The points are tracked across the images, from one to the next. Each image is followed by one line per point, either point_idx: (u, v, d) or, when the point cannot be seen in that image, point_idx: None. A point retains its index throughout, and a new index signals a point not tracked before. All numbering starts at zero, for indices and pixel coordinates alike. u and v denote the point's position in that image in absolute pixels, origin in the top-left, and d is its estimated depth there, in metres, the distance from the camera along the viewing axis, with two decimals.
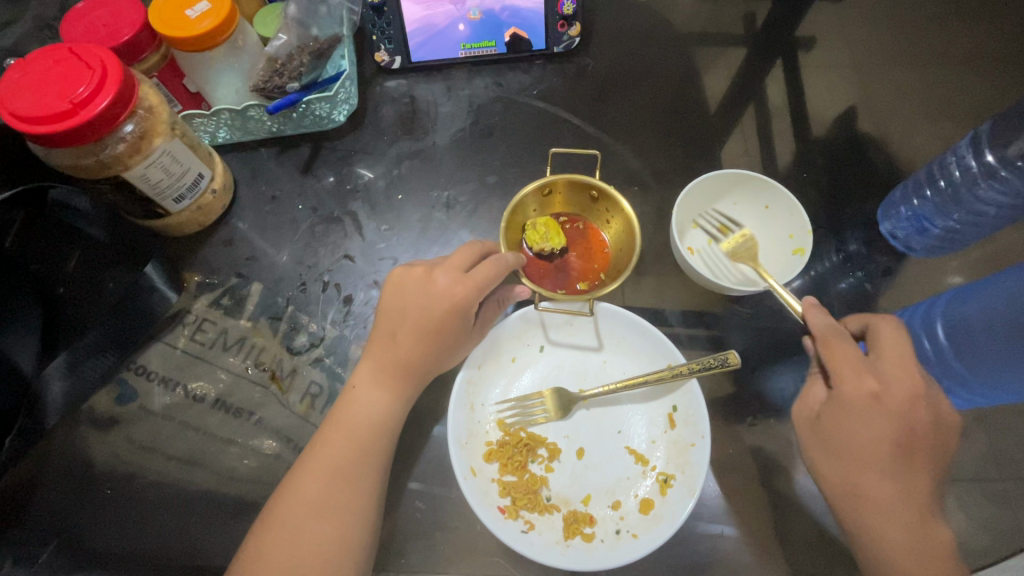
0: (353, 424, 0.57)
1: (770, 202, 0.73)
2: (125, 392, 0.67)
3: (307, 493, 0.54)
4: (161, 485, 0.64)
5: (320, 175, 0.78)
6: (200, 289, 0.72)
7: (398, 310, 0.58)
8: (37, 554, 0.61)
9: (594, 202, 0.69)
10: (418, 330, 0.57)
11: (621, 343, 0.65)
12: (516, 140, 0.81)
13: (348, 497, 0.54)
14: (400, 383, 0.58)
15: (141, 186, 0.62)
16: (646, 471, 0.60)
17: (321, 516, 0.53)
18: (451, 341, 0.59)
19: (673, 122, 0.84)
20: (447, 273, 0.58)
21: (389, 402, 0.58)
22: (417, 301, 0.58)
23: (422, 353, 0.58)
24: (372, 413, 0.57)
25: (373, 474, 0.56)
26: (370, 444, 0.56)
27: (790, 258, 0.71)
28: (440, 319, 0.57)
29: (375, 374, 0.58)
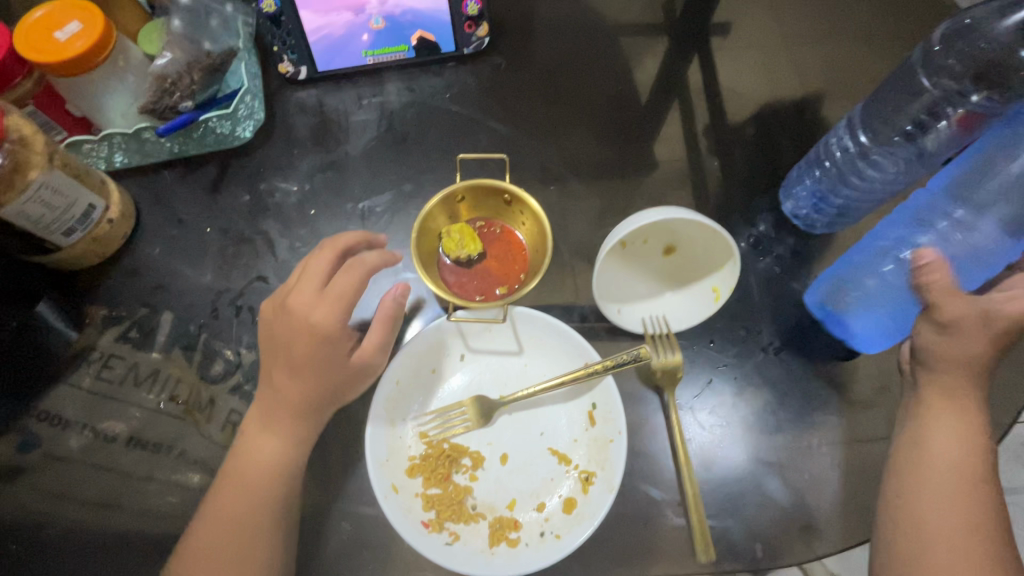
0: (249, 474, 0.56)
1: (712, 229, 0.64)
2: (27, 439, 0.64)
3: (211, 539, 0.55)
4: (76, 532, 0.62)
5: (229, 195, 0.75)
6: (106, 324, 0.69)
7: (270, 345, 0.58)
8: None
9: (508, 205, 0.69)
10: (288, 364, 0.57)
11: (540, 345, 0.65)
12: (431, 146, 0.80)
13: (251, 544, 0.55)
14: (293, 423, 0.57)
15: (21, 222, 0.59)
16: (569, 470, 0.61)
17: (220, 564, 0.54)
18: (332, 366, 0.57)
19: (589, 117, 0.84)
20: (302, 295, 0.57)
21: (284, 446, 0.57)
22: (283, 332, 0.57)
23: (300, 390, 0.57)
24: (264, 462, 0.57)
25: (274, 519, 0.56)
26: (271, 487, 0.56)
27: (705, 291, 0.69)
28: (305, 349, 0.56)
29: (265, 417, 0.58)
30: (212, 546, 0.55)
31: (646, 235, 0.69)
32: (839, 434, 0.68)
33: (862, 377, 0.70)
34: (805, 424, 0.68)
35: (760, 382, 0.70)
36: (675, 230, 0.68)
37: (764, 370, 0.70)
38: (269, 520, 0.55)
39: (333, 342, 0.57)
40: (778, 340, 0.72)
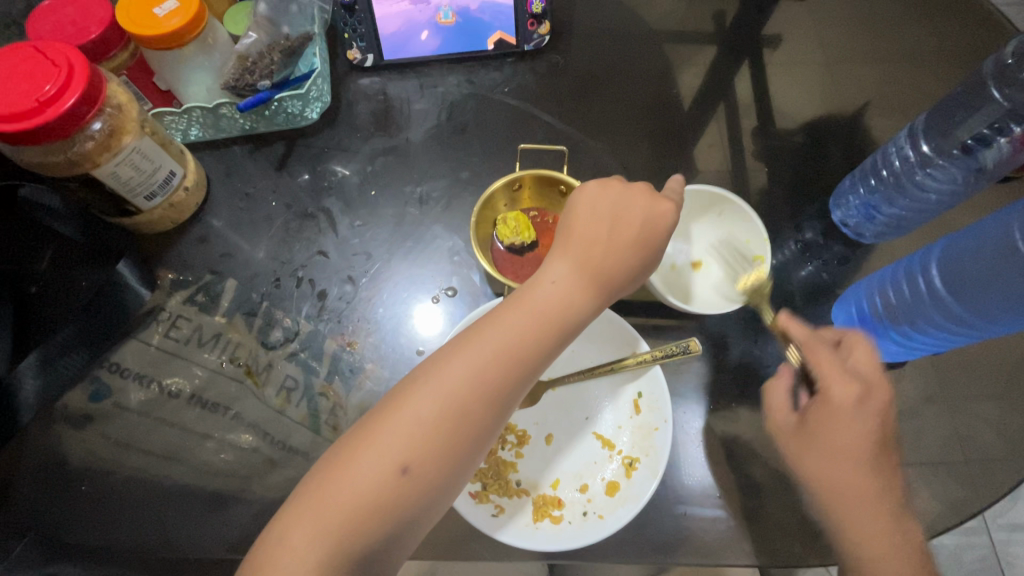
0: (486, 362, 0.50)
1: (722, 210, 0.74)
2: (99, 389, 0.67)
3: (429, 401, 0.49)
4: (136, 482, 0.65)
5: (294, 173, 0.79)
6: (174, 286, 0.73)
7: (607, 219, 0.57)
8: (13, 546, 0.61)
9: (564, 197, 0.71)
10: (624, 239, 0.56)
11: (589, 333, 0.66)
12: (488, 138, 0.83)
13: (463, 423, 0.49)
14: (591, 292, 0.55)
15: (111, 182, 0.63)
16: (613, 455, 0.62)
17: (446, 421, 0.49)
18: (658, 260, 0.58)
19: (642, 119, 0.86)
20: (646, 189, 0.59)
21: (569, 314, 0.54)
22: (641, 215, 0.57)
23: (628, 269, 0.56)
24: (513, 351, 0.51)
25: (497, 403, 0.50)
26: (533, 352, 0.52)
27: (749, 262, 0.72)
28: (651, 231, 0.57)
29: (582, 280, 0.55)
30: (450, 396, 0.49)
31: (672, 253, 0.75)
32: None
33: (905, 388, 0.70)
34: None
35: None
36: (690, 244, 0.76)
37: None
38: (516, 381, 0.51)
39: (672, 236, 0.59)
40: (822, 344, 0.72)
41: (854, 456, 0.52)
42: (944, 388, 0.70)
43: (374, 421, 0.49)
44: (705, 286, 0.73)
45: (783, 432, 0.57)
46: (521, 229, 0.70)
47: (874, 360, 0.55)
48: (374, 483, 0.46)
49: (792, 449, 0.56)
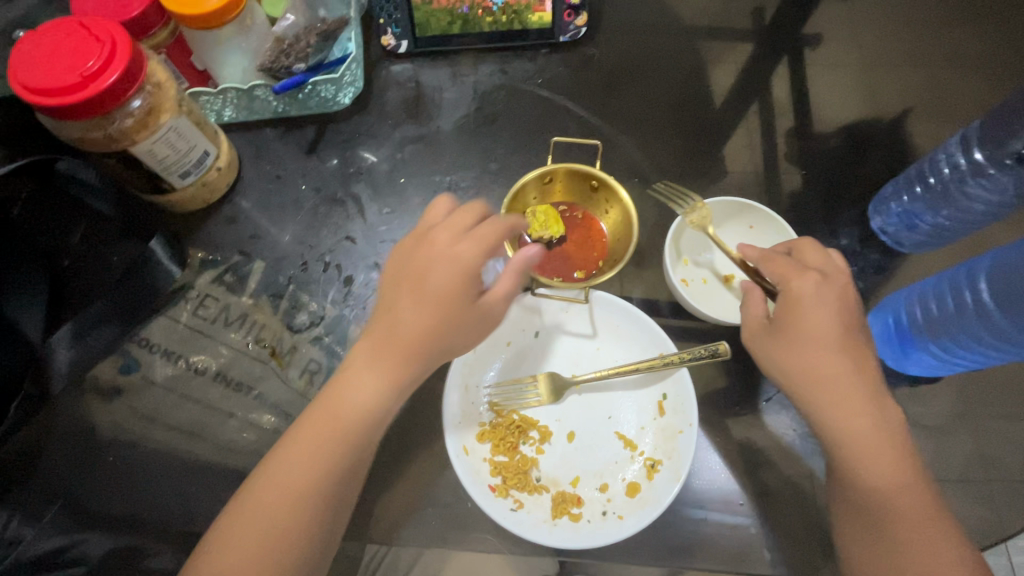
0: (349, 409, 0.55)
1: (755, 225, 0.70)
2: (129, 362, 0.69)
3: (305, 448, 0.54)
4: (160, 456, 0.66)
5: (324, 157, 0.79)
6: (203, 266, 0.74)
7: (400, 270, 0.56)
8: (43, 511, 0.62)
9: (594, 193, 0.71)
10: (438, 291, 0.54)
11: (615, 331, 0.66)
12: (519, 130, 0.82)
13: (340, 460, 0.54)
14: (403, 363, 0.55)
15: (147, 160, 0.63)
16: (634, 456, 0.61)
17: (297, 494, 0.53)
18: (471, 321, 0.56)
19: (676, 116, 0.84)
20: (446, 235, 0.56)
21: (383, 393, 0.55)
22: (417, 264, 0.56)
23: (430, 327, 0.55)
24: (362, 397, 0.55)
25: (361, 438, 0.55)
26: (360, 429, 0.55)
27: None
28: (442, 292, 0.54)
29: (374, 353, 0.56)
30: (293, 475, 0.53)
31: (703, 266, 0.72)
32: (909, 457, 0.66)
33: (939, 404, 0.68)
34: None
35: None
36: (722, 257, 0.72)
37: None
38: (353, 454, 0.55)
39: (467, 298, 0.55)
40: None
41: (825, 342, 0.55)
42: (980, 406, 0.68)
43: (238, 502, 0.53)
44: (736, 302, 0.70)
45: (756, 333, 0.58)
46: (547, 226, 0.69)
47: (823, 256, 0.59)
48: (277, 525, 0.52)
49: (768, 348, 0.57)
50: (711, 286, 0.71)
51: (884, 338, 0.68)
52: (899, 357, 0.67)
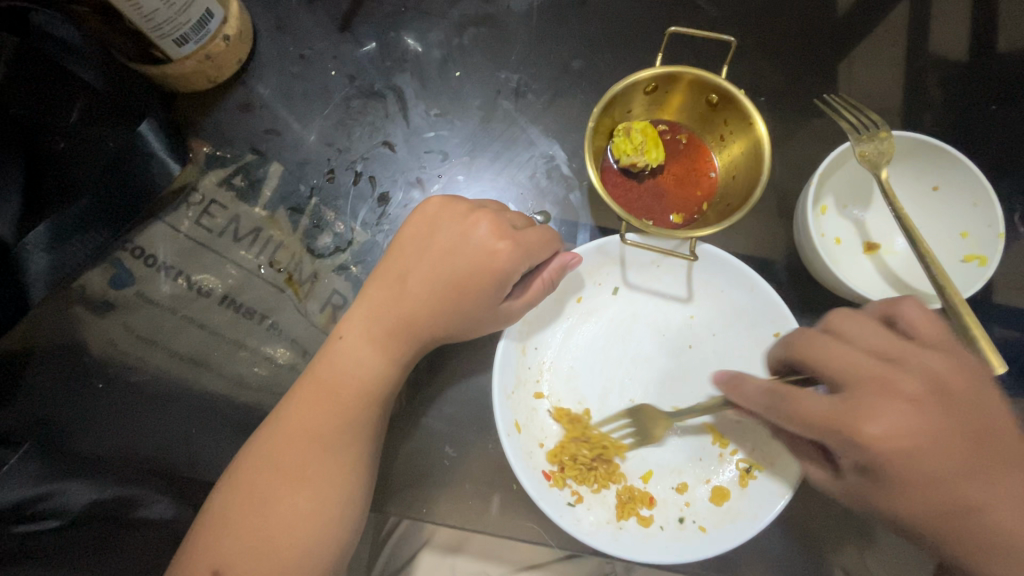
0: (349, 379, 0.46)
1: (943, 182, 0.49)
2: (122, 274, 0.58)
3: (309, 421, 0.45)
4: (161, 385, 0.57)
5: (360, 35, 0.62)
6: (209, 163, 0.60)
7: (416, 249, 0.47)
8: (7, 458, 0.48)
9: (710, 108, 0.53)
10: (436, 279, 0.46)
11: (717, 298, 0.51)
12: (615, 18, 0.62)
13: (343, 439, 0.45)
14: (400, 339, 0.46)
15: (131, 14, 0.47)
16: (724, 455, 0.49)
17: (290, 483, 0.44)
18: (492, 307, 0.46)
19: (827, 14, 0.63)
20: (490, 223, 0.45)
21: (377, 365, 0.46)
22: (444, 244, 0.46)
23: (429, 309, 0.46)
24: (360, 368, 0.46)
25: (362, 414, 0.46)
26: (360, 406, 0.46)
27: (957, 265, 0.48)
28: (468, 279, 0.45)
29: (370, 320, 0.47)
30: (283, 457, 0.44)
31: (850, 228, 0.55)
32: None
33: None
34: None
35: None
36: (878, 222, 0.55)
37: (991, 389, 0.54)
38: (354, 441, 0.46)
39: (500, 291, 0.45)
40: (1015, 354, 0.55)
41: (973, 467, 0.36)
42: None
43: (221, 488, 0.44)
44: (885, 283, 0.53)
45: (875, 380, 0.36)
46: (640, 149, 0.53)
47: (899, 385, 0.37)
48: (287, 508, 0.43)
49: (892, 403, 0.35)
50: (852, 255, 0.54)
51: None
52: None
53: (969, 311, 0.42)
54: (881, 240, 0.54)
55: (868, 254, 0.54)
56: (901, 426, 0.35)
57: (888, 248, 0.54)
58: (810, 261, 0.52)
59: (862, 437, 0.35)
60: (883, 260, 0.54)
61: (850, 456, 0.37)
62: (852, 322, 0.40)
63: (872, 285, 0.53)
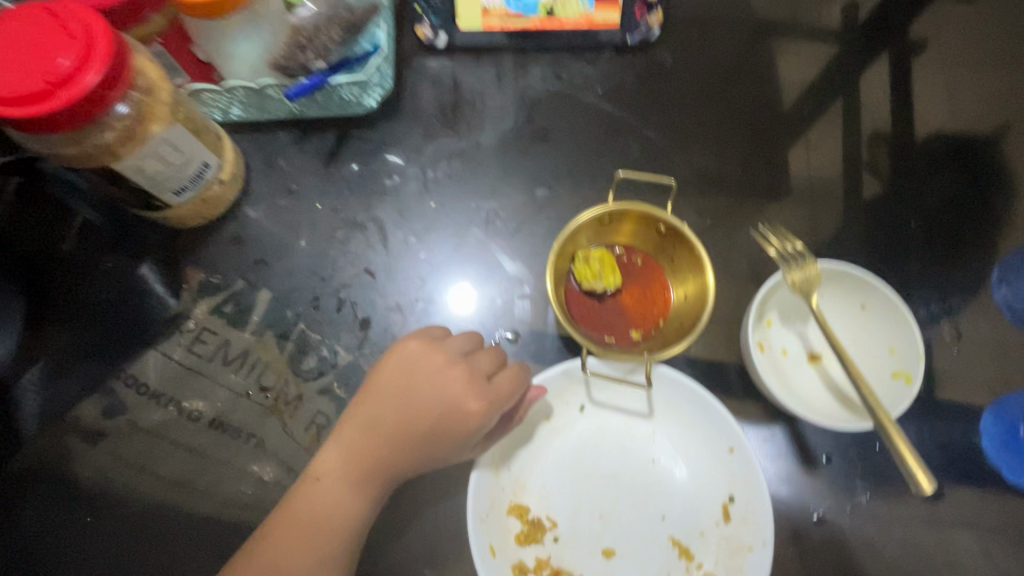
0: (328, 514, 0.48)
1: (868, 303, 0.55)
2: (114, 404, 0.60)
3: (287, 562, 0.47)
4: (149, 511, 0.58)
5: (344, 170, 0.68)
6: (202, 291, 0.64)
7: (395, 391, 0.50)
8: None
9: (660, 237, 0.59)
10: (413, 428, 0.49)
11: (676, 414, 0.55)
12: (574, 148, 0.69)
13: (323, 573, 0.47)
14: (376, 471, 0.49)
15: (136, 178, 0.53)
16: (690, 568, 0.52)
17: None
18: (460, 453, 0.50)
19: (763, 138, 0.70)
20: (466, 374, 0.50)
21: (356, 496, 0.49)
22: (422, 393, 0.50)
23: (405, 452, 0.49)
24: (337, 508, 0.48)
25: (339, 550, 0.48)
26: (338, 540, 0.48)
27: (887, 380, 0.54)
28: (441, 428, 0.49)
29: (349, 453, 0.49)
30: None
31: (791, 339, 0.60)
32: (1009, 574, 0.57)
33: None
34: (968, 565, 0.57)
35: (926, 501, 0.58)
36: (815, 333, 0.60)
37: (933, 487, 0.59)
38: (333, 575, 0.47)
39: (469, 442, 0.49)
40: (952, 452, 0.60)
41: None
42: None
43: None
44: (825, 391, 0.58)
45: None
46: (600, 274, 0.58)
47: None
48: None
49: None
50: (795, 366, 0.59)
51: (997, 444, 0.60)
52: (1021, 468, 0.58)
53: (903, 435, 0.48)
54: (820, 350, 0.59)
55: (809, 364, 0.59)
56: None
57: (826, 358, 0.59)
58: (756, 377, 0.57)
59: None
60: (824, 369, 0.59)
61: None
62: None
63: (814, 394, 0.58)
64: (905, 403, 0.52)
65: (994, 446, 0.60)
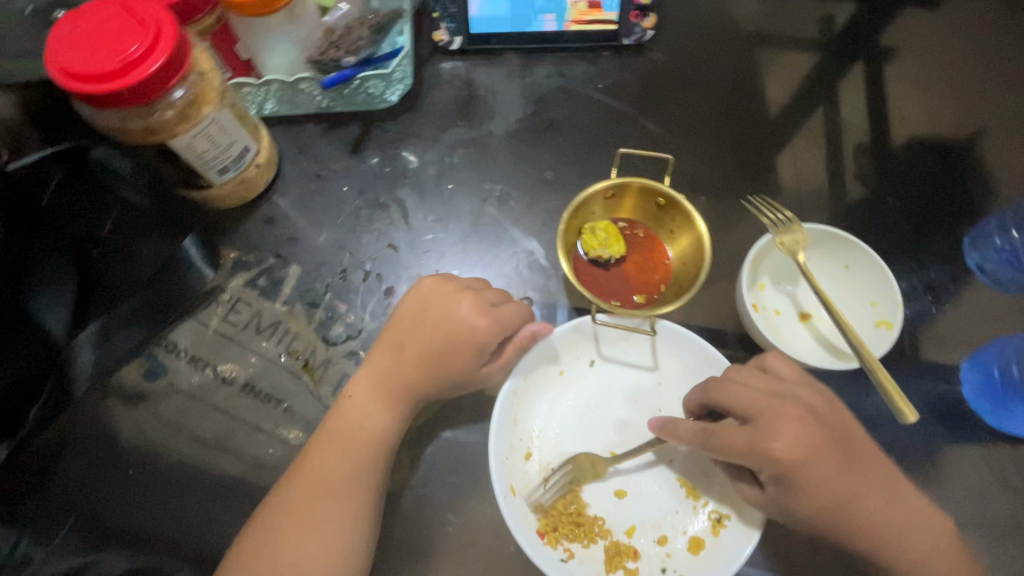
0: (358, 429, 0.53)
1: (851, 262, 0.61)
2: (155, 367, 0.65)
3: (324, 476, 0.51)
4: (185, 469, 0.62)
5: (368, 157, 0.74)
6: (235, 268, 0.69)
7: (411, 321, 0.55)
8: (53, 534, 0.57)
9: (660, 209, 0.65)
10: (429, 351, 0.54)
11: (679, 366, 0.60)
12: (577, 137, 0.76)
13: (354, 483, 0.51)
14: (402, 394, 0.54)
15: (186, 154, 0.59)
16: (697, 507, 0.56)
17: (308, 525, 0.50)
18: (469, 372, 0.54)
19: (749, 127, 0.77)
20: (473, 302, 0.55)
21: (382, 419, 0.54)
22: (435, 319, 0.55)
23: (423, 374, 0.54)
24: (369, 424, 0.53)
25: (372, 464, 0.52)
26: (368, 454, 0.52)
27: (871, 329, 0.59)
28: (453, 350, 0.54)
29: (376, 382, 0.54)
30: (302, 505, 0.50)
31: (783, 300, 0.65)
32: (995, 511, 0.61)
33: None
34: (960, 508, 0.61)
35: (916, 450, 0.62)
36: (805, 296, 0.65)
37: (921, 436, 0.63)
38: (364, 488, 0.52)
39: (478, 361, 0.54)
40: (939, 405, 0.64)
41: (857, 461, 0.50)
42: None
43: (244, 538, 0.50)
44: (817, 347, 0.62)
45: (771, 410, 0.48)
46: (606, 242, 0.64)
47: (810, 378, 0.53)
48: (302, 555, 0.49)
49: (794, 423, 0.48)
50: (789, 325, 0.64)
51: (975, 392, 0.64)
52: (1001, 412, 0.62)
53: (884, 369, 0.52)
54: (810, 310, 0.64)
55: (800, 323, 0.64)
56: (799, 439, 0.47)
57: (816, 317, 0.64)
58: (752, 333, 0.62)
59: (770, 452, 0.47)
60: (815, 327, 0.64)
61: (767, 470, 0.48)
62: (743, 371, 0.53)
63: (807, 349, 0.62)
64: (887, 349, 0.57)
65: (975, 395, 0.64)
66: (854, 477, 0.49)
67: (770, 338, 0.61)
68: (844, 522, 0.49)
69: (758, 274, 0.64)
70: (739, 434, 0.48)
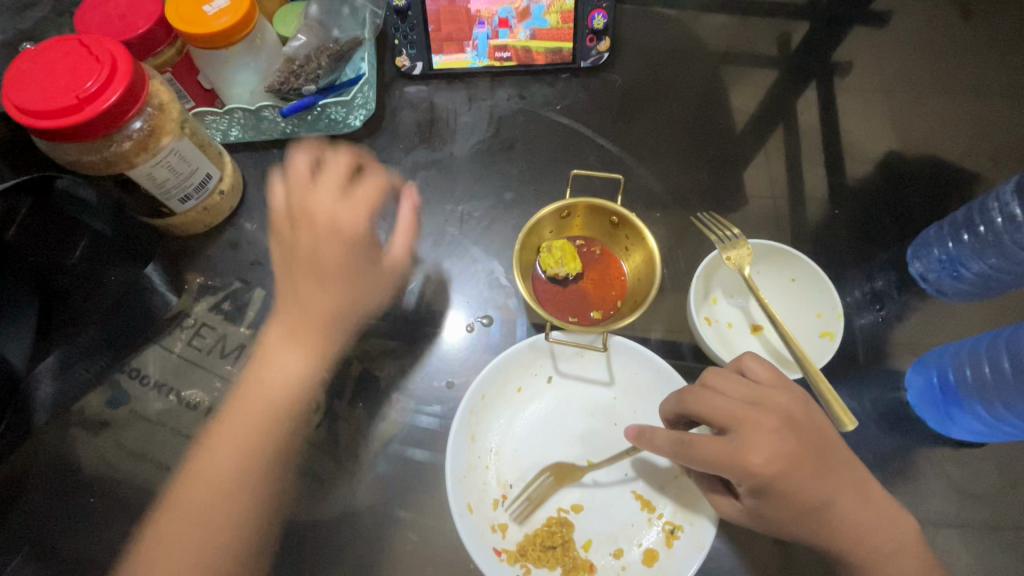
0: (272, 383, 0.55)
1: (796, 275, 0.64)
2: (118, 395, 0.65)
3: (235, 426, 0.53)
4: (148, 495, 0.62)
5: None
6: (200, 293, 0.70)
7: (290, 260, 0.58)
8: (7, 561, 0.58)
9: (614, 228, 0.67)
10: (314, 263, 0.57)
11: (634, 381, 0.61)
12: (537, 157, 0.78)
13: (267, 434, 0.53)
14: (312, 340, 0.56)
15: (146, 184, 0.60)
16: (653, 519, 0.57)
17: (223, 479, 0.51)
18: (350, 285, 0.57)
19: (703, 144, 0.80)
20: (321, 190, 0.59)
21: (294, 372, 0.55)
22: (307, 247, 0.58)
23: (324, 288, 0.56)
24: (283, 381, 0.55)
25: (284, 418, 0.54)
26: (281, 408, 0.54)
27: (816, 339, 0.61)
28: (326, 261, 0.57)
29: (289, 334, 0.56)
30: (219, 464, 0.51)
31: (735, 314, 0.67)
32: (945, 514, 0.62)
33: (982, 468, 0.64)
34: (911, 511, 0.62)
35: (867, 456, 0.64)
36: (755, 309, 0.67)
37: (869, 441, 0.65)
38: (276, 438, 0.53)
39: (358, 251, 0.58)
40: (887, 410, 0.66)
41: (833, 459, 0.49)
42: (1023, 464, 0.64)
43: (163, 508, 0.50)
44: (768, 359, 0.64)
45: (750, 418, 0.48)
46: (562, 259, 0.65)
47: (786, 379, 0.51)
48: (218, 515, 0.50)
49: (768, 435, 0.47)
50: (741, 338, 0.65)
51: (917, 398, 0.65)
52: (943, 419, 0.63)
53: (826, 378, 0.53)
54: (760, 323, 0.66)
55: (752, 336, 0.66)
56: (777, 450, 0.46)
57: (766, 330, 0.66)
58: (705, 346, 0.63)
59: (748, 465, 0.46)
60: (765, 339, 0.65)
61: (746, 483, 0.47)
62: (720, 376, 0.52)
63: (758, 361, 0.64)
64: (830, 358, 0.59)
65: (918, 401, 0.65)
66: (823, 483, 0.48)
67: (722, 350, 0.63)
68: (816, 523, 0.48)
69: (710, 289, 0.66)
70: (716, 444, 0.48)
